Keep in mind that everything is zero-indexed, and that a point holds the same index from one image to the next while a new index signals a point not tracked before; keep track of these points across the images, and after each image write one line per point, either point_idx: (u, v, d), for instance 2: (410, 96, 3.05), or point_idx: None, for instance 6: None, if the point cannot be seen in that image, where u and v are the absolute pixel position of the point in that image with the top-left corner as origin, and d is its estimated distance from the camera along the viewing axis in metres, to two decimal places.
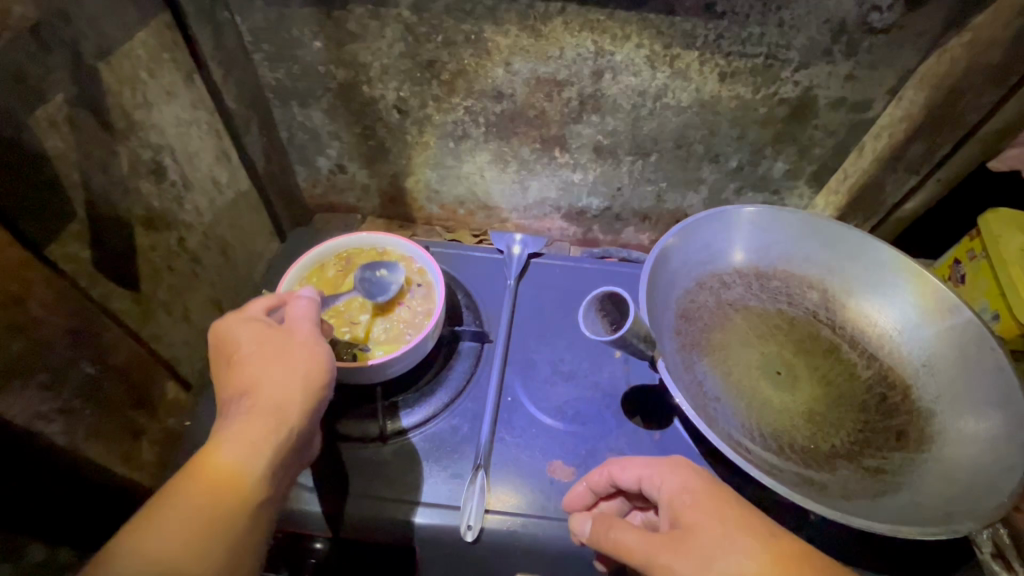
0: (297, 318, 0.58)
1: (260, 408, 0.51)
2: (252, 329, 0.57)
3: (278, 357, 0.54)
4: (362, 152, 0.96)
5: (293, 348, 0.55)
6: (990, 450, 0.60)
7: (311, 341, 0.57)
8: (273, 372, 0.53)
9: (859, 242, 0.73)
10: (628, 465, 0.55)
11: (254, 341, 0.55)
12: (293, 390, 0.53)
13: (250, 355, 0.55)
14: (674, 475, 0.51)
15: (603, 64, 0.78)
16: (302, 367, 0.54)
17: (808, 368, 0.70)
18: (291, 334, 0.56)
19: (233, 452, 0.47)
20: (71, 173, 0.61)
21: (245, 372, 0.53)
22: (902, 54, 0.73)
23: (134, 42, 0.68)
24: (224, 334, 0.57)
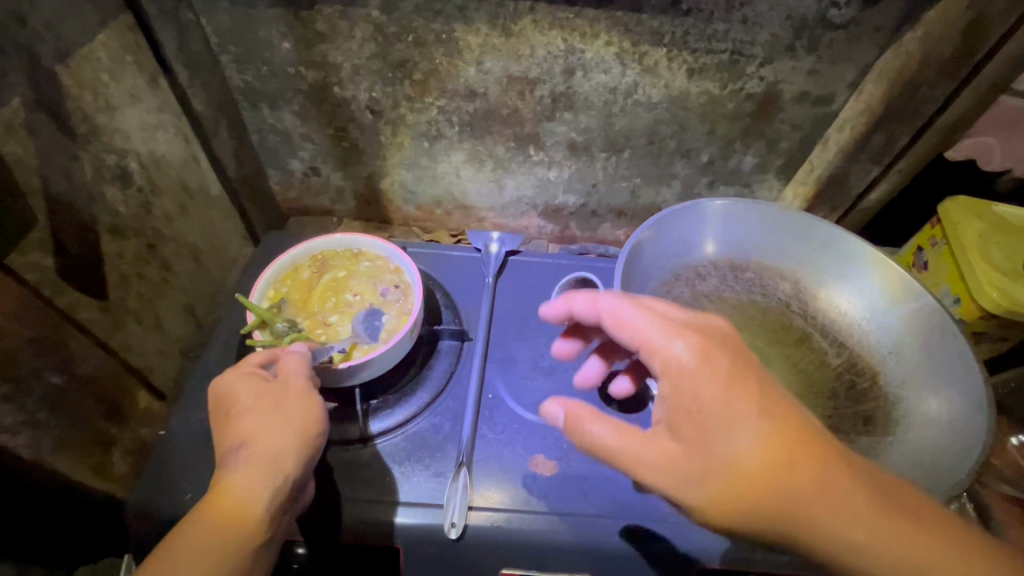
0: (291, 368, 0.59)
1: (258, 463, 0.52)
2: (251, 383, 0.58)
3: (273, 409, 0.56)
4: (336, 154, 0.95)
5: (288, 401, 0.57)
6: (950, 430, 0.62)
7: (304, 393, 0.58)
8: (268, 427, 0.55)
9: (827, 233, 0.75)
10: (673, 366, 0.47)
11: (254, 395, 0.57)
12: (287, 443, 0.55)
13: (248, 409, 0.56)
14: (741, 420, 0.45)
15: (573, 62, 0.79)
16: (297, 420, 0.56)
17: (779, 356, 0.72)
18: (284, 387, 0.58)
19: (230, 507, 0.50)
20: (31, 179, 0.59)
21: (243, 426, 0.55)
22: (860, 48, 0.76)
23: (94, 44, 0.66)
24: (221, 385, 0.58)
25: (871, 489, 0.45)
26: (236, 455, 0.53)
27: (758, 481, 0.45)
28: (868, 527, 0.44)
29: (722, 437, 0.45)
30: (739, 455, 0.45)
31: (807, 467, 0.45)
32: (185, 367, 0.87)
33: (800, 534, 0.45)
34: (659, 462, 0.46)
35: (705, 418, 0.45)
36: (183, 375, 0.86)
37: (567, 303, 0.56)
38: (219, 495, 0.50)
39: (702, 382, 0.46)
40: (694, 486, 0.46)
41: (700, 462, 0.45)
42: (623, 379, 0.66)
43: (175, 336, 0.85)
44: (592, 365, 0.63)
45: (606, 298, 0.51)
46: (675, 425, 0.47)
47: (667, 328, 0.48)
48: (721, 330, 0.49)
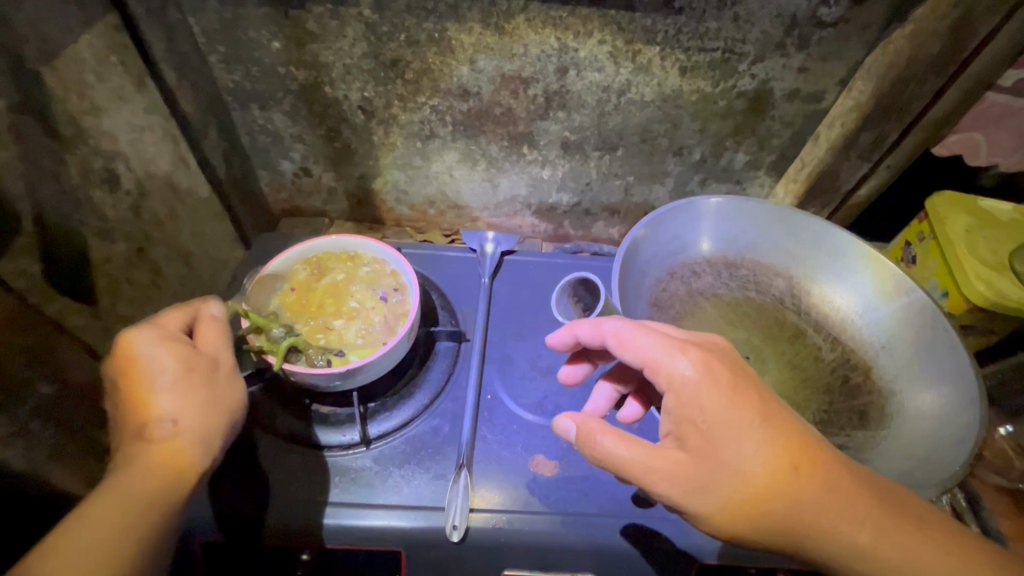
0: (217, 345, 0.58)
1: (183, 440, 0.52)
2: (173, 352, 0.55)
3: (195, 384, 0.54)
4: (327, 155, 0.94)
5: (210, 376, 0.55)
6: (944, 422, 0.63)
7: (227, 373, 0.57)
8: (196, 404, 0.54)
9: (821, 231, 0.76)
10: (677, 380, 0.50)
11: (173, 367, 0.54)
12: (212, 421, 0.54)
13: (166, 381, 0.53)
14: (740, 429, 0.48)
15: (567, 61, 0.79)
16: (222, 398, 0.55)
17: (775, 353, 0.73)
18: (210, 363, 0.56)
19: (154, 482, 0.49)
20: (16, 184, 0.57)
21: (163, 400, 0.53)
22: (849, 46, 0.77)
23: (79, 45, 0.65)
24: (129, 348, 0.54)
25: (857, 487, 0.49)
26: (157, 430, 0.52)
27: (760, 490, 0.48)
28: (855, 517, 0.48)
29: (724, 446, 0.48)
30: (740, 462, 0.48)
31: (801, 471, 0.49)
32: None
33: (798, 534, 0.49)
34: (669, 470, 0.49)
35: (708, 428, 0.49)
36: None
37: (572, 330, 0.59)
38: (138, 469, 0.49)
39: (707, 395, 0.49)
40: (702, 494, 0.48)
41: (704, 472, 0.48)
42: (632, 405, 0.67)
43: None
44: (603, 392, 0.66)
45: (613, 322, 0.54)
46: (679, 434, 0.50)
47: (670, 345, 0.51)
48: (721, 347, 0.53)
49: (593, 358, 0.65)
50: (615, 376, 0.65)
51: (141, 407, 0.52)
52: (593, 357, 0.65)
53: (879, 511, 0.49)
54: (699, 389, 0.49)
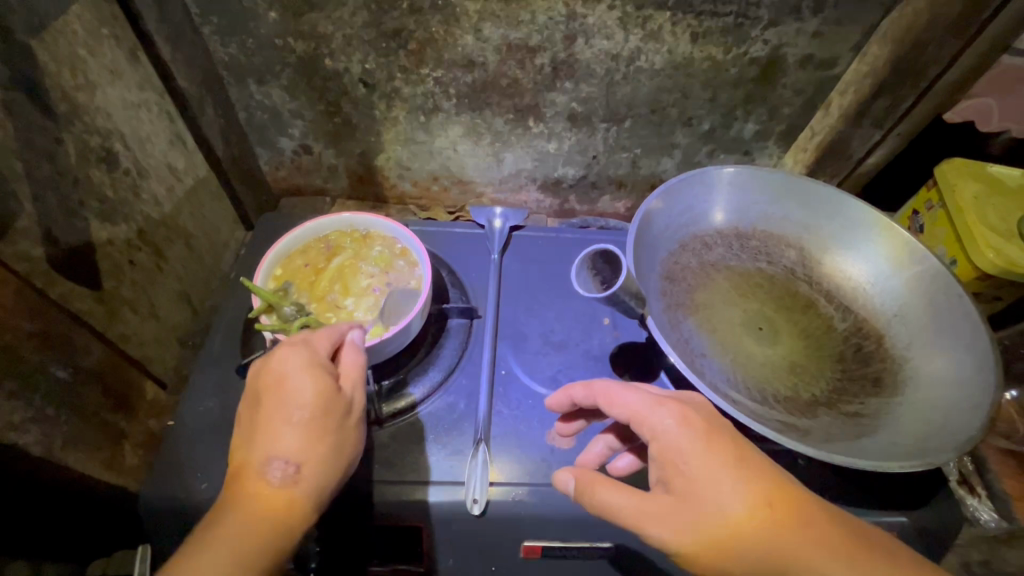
0: (354, 386, 0.56)
1: (299, 490, 0.50)
2: (315, 384, 0.53)
3: (318, 434, 0.52)
4: (328, 130, 0.92)
5: (337, 427, 0.53)
6: (956, 387, 0.63)
7: (356, 420, 0.56)
8: (320, 452, 0.52)
9: (834, 200, 0.75)
10: (661, 431, 0.52)
11: (313, 404, 0.52)
12: (327, 472, 0.52)
13: (298, 419, 0.52)
14: (724, 479, 0.50)
15: (575, 28, 0.76)
16: (340, 449, 0.53)
17: (787, 322, 0.73)
18: (344, 407, 0.54)
19: (270, 523, 0.49)
20: (13, 163, 0.55)
21: (291, 440, 0.51)
22: (865, 8, 0.75)
23: (69, 16, 0.62)
24: (278, 367, 0.54)
25: (842, 531, 0.49)
26: (277, 470, 0.50)
27: (749, 536, 0.48)
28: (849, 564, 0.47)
29: (710, 493, 0.49)
30: (726, 511, 0.49)
31: (787, 519, 0.49)
32: (185, 355, 0.85)
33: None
34: (658, 519, 0.50)
35: (693, 475, 0.50)
36: (184, 364, 0.84)
37: (567, 393, 0.61)
38: (256, 508, 0.49)
39: (687, 442, 0.51)
40: (698, 542, 0.48)
41: (695, 520, 0.49)
42: (628, 457, 0.63)
43: (172, 324, 0.82)
44: (596, 447, 0.63)
45: (603, 383, 0.57)
46: (667, 482, 0.51)
47: (651, 398, 0.54)
48: (700, 402, 0.55)
49: (589, 416, 0.65)
50: (612, 432, 0.63)
51: (273, 438, 0.51)
52: (587, 415, 0.65)
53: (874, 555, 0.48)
54: (680, 438, 0.51)
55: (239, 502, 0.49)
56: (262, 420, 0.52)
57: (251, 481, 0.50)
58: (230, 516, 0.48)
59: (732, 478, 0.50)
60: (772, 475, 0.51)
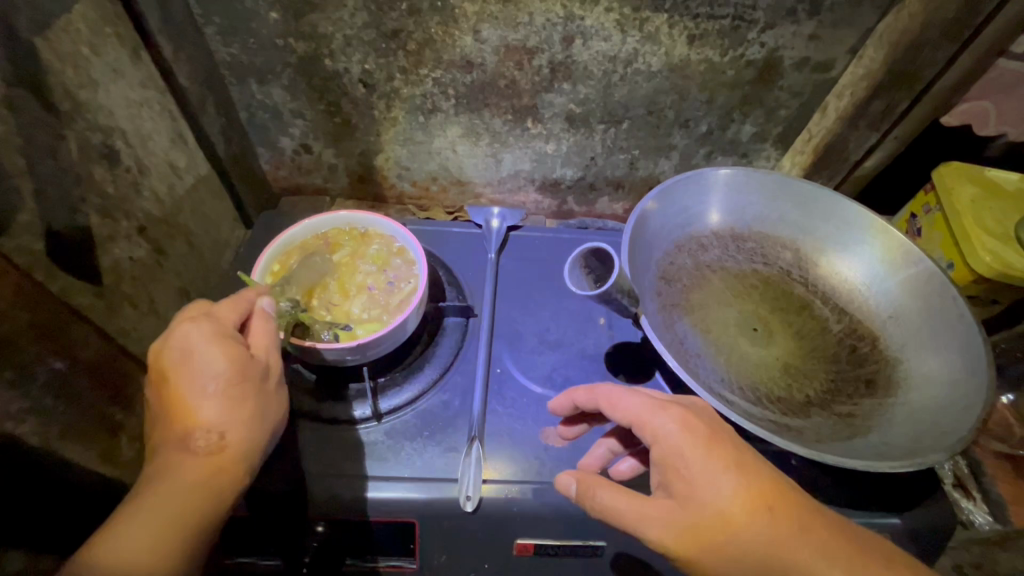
0: (267, 350, 0.57)
1: (224, 451, 0.51)
2: (224, 352, 0.53)
3: (238, 398, 0.53)
4: (328, 130, 0.93)
5: (256, 390, 0.54)
6: (949, 389, 0.63)
7: (276, 382, 0.57)
8: (241, 414, 0.53)
9: (828, 202, 0.76)
10: (662, 435, 0.52)
11: (226, 371, 0.53)
12: (252, 433, 0.53)
13: (214, 388, 0.52)
14: (725, 484, 0.50)
15: (573, 30, 0.77)
16: (263, 411, 0.54)
17: (781, 323, 0.73)
18: (261, 372, 0.55)
19: (199, 489, 0.50)
20: (16, 158, 0.56)
21: (211, 409, 0.52)
22: (861, 11, 0.75)
23: (72, 15, 0.63)
24: (180, 340, 0.53)
25: (840, 537, 0.50)
26: (200, 439, 0.51)
27: (748, 542, 0.49)
28: (844, 567, 0.48)
29: (711, 498, 0.49)
30: (724, 516, 0.49)
31: (785, 523, 0.49)
32: None
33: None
34: (658, 522, 0.50)
35: (693, 479, 0.50)
36: None
37: (569, 395, 0.61)
38: (179, 478, 0.49)
39: (688, 447, 0.51)
40: (696, 546, 0.49)
41: (694, 524, 0.49)
42: (630, 461, 0.64)
43: (171, 321, 0.83)
44: (599, 451, 0.63)
45: (606, 387, 0.57)
46: (667, 486, 0.51)
47: (652, 402, 0.54)
48: (702, 406, 0.55)
49: (591, 420, 0.65)
50: (614, 435, 0.63)
51: (189, 410, 0.52)
52: (590, 418, 0.65)
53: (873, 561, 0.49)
54: (681, 444, 0.51)
55: (161, 471, 0.50)
56: (173, 395, 0.52)
57: (171, 451, 0.51)
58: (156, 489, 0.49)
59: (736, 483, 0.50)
60: (773, 480, 0.51)
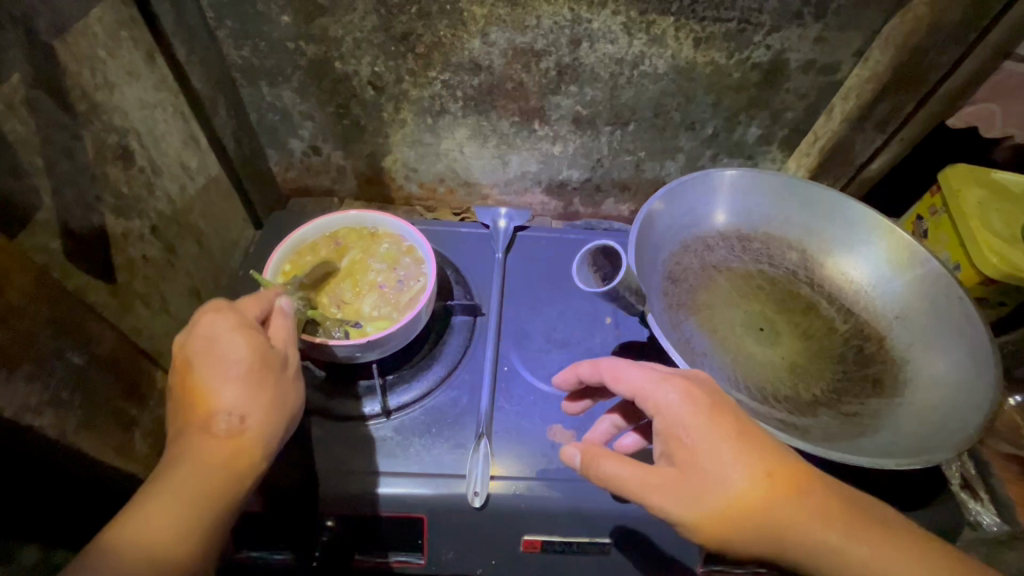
0: (285, 343, 0.59)
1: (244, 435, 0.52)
2: (248, 342, 0.56)
3: (259, 383, 0.55)
4: (337, 132, 0.94)
5: (276, 377, 0.56)
6: (956, 387, 0.63)
7: (294, 374, 0.59)
8: (261, 400, 0.54)
9: (834, 203, 0.76)
10: (664, 406, 0.53)
11: (248, 357, 0.55)
12: (272, 418, 0.55)
13: (235, 372, 0.54)
14: (725, 451, 0.50)
15: (580, 33, 0.78)
16: (282, 398, 0.56)
17: (787, 324, 0.74)
18: (280, 362, 0.57)
19: (220, 470, 0.50)
20: (34, 158, 0.58)
21: (233, 392, 0.53)
22: (866, 14, 0.76)
23: (90, 18, 0.64)
24: (204, 328, 0.56)
25: (843, 502, 0.50)
26: (221, 421, 0.52)
27: (752, 507, 0.49)
28: (847, 531, 0.49)
29: (711, 464, 0.50)
30: (727, 482, 0.49)
31: (786, 489, 0.50)
32: None
33: (789, 551, 0.49)
34: (658, 488, 0.50)
35: (694, 447, 0.50)
36: None
37: (574, 369, 0.63)
38: (201, 460, 0.50)
39: (689, 415, 0.52)
40: (695, 510, 0.49)
41: (697, 491, 0.50)
42: (633, 436, 0.64)
43: (183, 319, 0.84)
44: (602, 426, 0.64)
45: (609, 360, 0.58)
46: (670, 455, 0.52)
47: (655, 374, 0.55)
48: (705, 377, 0.55)
49: (595, 396, 0.66)
50: (618, 411, 0.64)
51: (211, 394, 0.53)
52: (595, 395, 0.67)
53: (874, 528, 0.49)
54: (682, 413, 0.52)
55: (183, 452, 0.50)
56: (196, 380, 0.53)
57: (193, 434, 0.51)
58: (177, 470, 0.49)
59: (736, 450, 0.50)
60: (773, 448, 0.52)
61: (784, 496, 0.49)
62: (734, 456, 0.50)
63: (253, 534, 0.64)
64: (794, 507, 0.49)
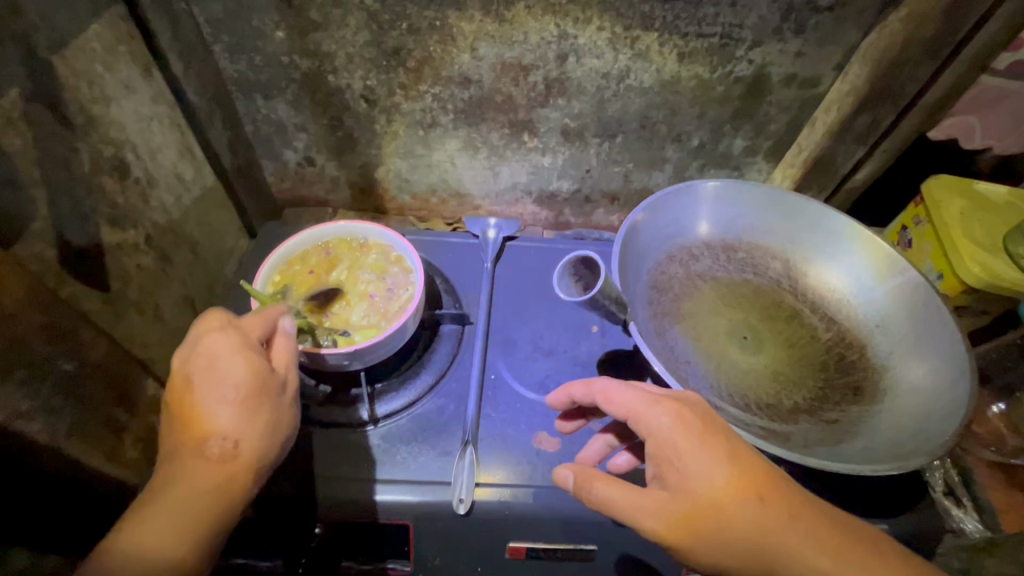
0: (287, 365, 0.58)
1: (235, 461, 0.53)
2: (247, 366, 0.55)
3: (255, 410, 0.54)
4: (330, 143, 0.95)
5: (271, 404, 0.55)
6: (934, 396, 0.64)
7: (292, 399, 0.58)
8: (255, 426, 0.54)
9: (816, 213, 0.78)
10: (655, 428, 0.53)
11: (245, 383, 0.54)
12: (265, 445, 0.54)
13: (231, 397, 0.53)
14: (717, 475, 0.51)
15: (566, 48, 0.80)
16: (276, 425, 0.55)
17: (770, 332, 0.75)
18: (278, 387, 0.56)
19: (210, 494, 0.51)
20: (31, 170, 0.59)
21: (227, 417, 0.53)
22: (845, 30, 0.78)
23: (88, 34, 0.66)
24: (205, 348, 0.55)
25: (828, 525, 0.51)
26: (215, 446, 0.52)
27: (740, 529, 0.50)
28: (827, 553, 0.50)
29: (704, 489, 0.51)
30: (721, 506, 0.50)
31: (778, 513, 0.51)
32: None
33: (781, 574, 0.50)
34: (654, 513, 0.51)
35: (687, 471, 0.51)
36: None
37: (567, 391, 0.62)
38: (193, 483, 0.51)
39: (681, 440, 0.52)
40: (689, 535, 0.50)
41: (686, 514, 0.51)
42: (626, 455, 0.66)
43: (176, 327, 0.85)
44: (596, 445, 0.65)
45: (602, 381, 0.58)
46: (662, 478, 0.53)
47: (647, 396, 0.55)
48: (696, 399, 0.56)
49: (589, 415, 0.67)
50: (611, 430, 0.65)
51: (207, 416, 0.53)
52: (588, 413, 0.67)
53: (864, 554, 0.50)
54: (675, 437, 0.52)
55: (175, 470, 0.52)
56: (193, 400, 0.53)
57: (187, 455, 0.52)
58: (170, 491, 0.51)
59: (729, 475, 0.51)
60: (762, 468, 0.53)
61: (778, 521, 0.50)
62: (728, 482, 0.51)
63: (241, 542, 0.65)
64: (786, 531, 0.50)
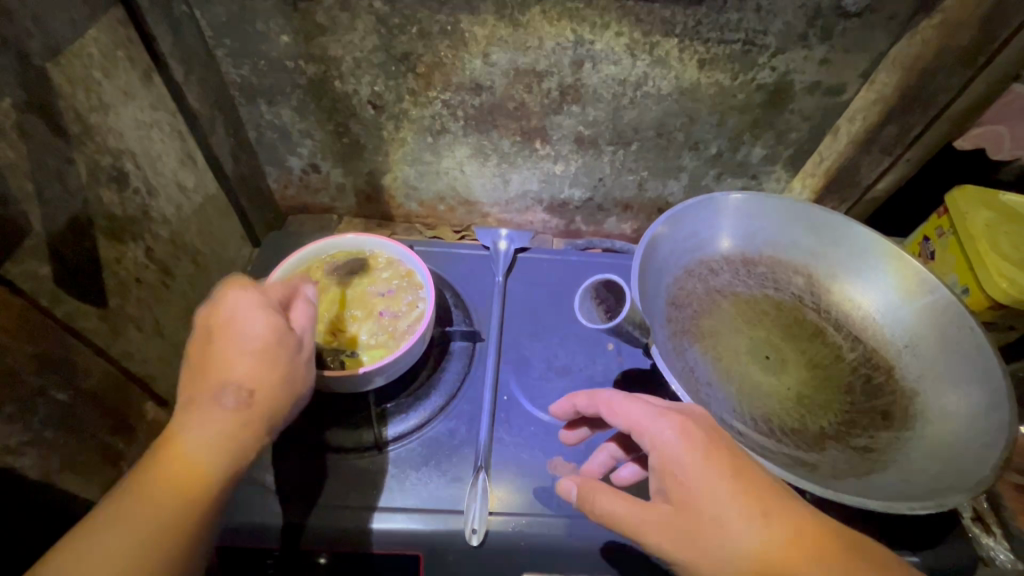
0: (303, 322, 0.56)
1: (247, 422, 0.49)
2: (267, 318, 0.53)
3: (271, 366, 0.51)
4: (336, 150, 0.93)
5: (288, 362, 0.53)
6: (972, 423, 0.61)
7: (307, 359, 0.56)
8: (271, 381, 0.51)
9: (842, 226, 0.75)
10: (659, 442, 0.51)
11: (264, 336, 0.52)
12: (278, 403, 0.51)
13: (248, 347, 0.51)
14: (721, 490, 0.48)
15: (583, 54, 0.77)
16: (291, 384, 0.53)
17: (794, 351, 0.72)
18: (297, 342, 0.54)
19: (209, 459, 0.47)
20: (25, 184, 0.56)
21: (244, 368, 0.50)
22: (874, 38, 0.75)
23: (84, 40, 0.63)
24: (226, 298, 0.53)
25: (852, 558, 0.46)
26: (227, 399, 0.49)
27: (747, 550, 0.46)
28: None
29: (708, 504, 0.48)
30: (726, 524, 0.47)
31: (783, 531, 0.47)
32: None
33: None
34: (657, 526, 0.49)
35: (690, 486, 0.49)
36: None
37: (571, 400, 0.61)
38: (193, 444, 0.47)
39: (683, 453, 0.50)
40: (694, 553, 0.47)
41: (690, 530, 0.48)
42: (632, 467, 0.62)
43: (177, 342, 0.82)
44: (600, 457, 0.62)
45: (606, 392, 0.57)
46: (666, 492, 0.50)
47: (651, 409, 0.53)
48: (702, 413, 0.53)
49: (593, 425, 0.64)
50: (614, 441, 0.62)
51: (221, 370, 0.50)
52: (592, 423, 0.64)
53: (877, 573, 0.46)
54: (677, 450, 0.50)
55: (166, 448, 0.46)
56: (210, 352, 0.51)
57: (195, 408, 0.48)
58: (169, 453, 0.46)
59: (733, 488, 0.48)
60: (782, 498, 0.49)
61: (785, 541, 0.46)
62: (733, 494, 0.48)
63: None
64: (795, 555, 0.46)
